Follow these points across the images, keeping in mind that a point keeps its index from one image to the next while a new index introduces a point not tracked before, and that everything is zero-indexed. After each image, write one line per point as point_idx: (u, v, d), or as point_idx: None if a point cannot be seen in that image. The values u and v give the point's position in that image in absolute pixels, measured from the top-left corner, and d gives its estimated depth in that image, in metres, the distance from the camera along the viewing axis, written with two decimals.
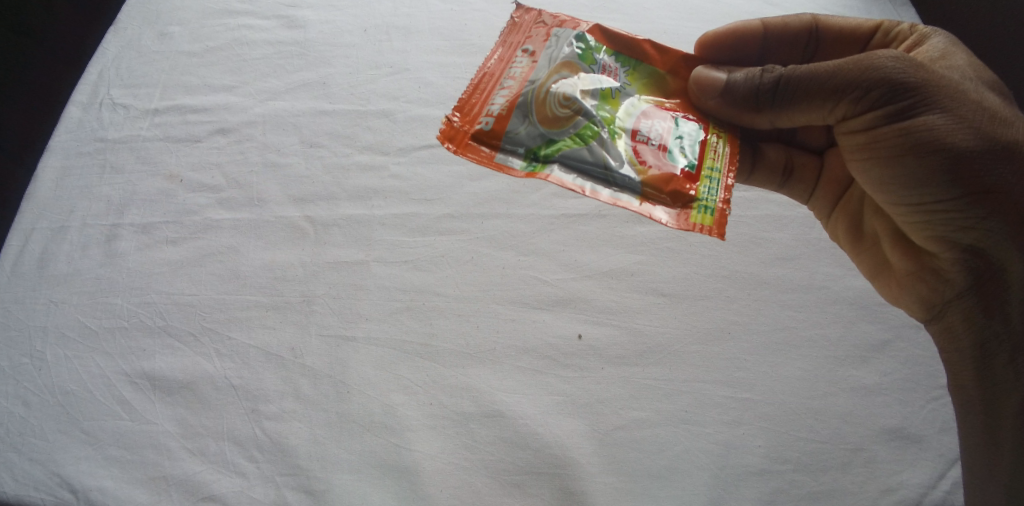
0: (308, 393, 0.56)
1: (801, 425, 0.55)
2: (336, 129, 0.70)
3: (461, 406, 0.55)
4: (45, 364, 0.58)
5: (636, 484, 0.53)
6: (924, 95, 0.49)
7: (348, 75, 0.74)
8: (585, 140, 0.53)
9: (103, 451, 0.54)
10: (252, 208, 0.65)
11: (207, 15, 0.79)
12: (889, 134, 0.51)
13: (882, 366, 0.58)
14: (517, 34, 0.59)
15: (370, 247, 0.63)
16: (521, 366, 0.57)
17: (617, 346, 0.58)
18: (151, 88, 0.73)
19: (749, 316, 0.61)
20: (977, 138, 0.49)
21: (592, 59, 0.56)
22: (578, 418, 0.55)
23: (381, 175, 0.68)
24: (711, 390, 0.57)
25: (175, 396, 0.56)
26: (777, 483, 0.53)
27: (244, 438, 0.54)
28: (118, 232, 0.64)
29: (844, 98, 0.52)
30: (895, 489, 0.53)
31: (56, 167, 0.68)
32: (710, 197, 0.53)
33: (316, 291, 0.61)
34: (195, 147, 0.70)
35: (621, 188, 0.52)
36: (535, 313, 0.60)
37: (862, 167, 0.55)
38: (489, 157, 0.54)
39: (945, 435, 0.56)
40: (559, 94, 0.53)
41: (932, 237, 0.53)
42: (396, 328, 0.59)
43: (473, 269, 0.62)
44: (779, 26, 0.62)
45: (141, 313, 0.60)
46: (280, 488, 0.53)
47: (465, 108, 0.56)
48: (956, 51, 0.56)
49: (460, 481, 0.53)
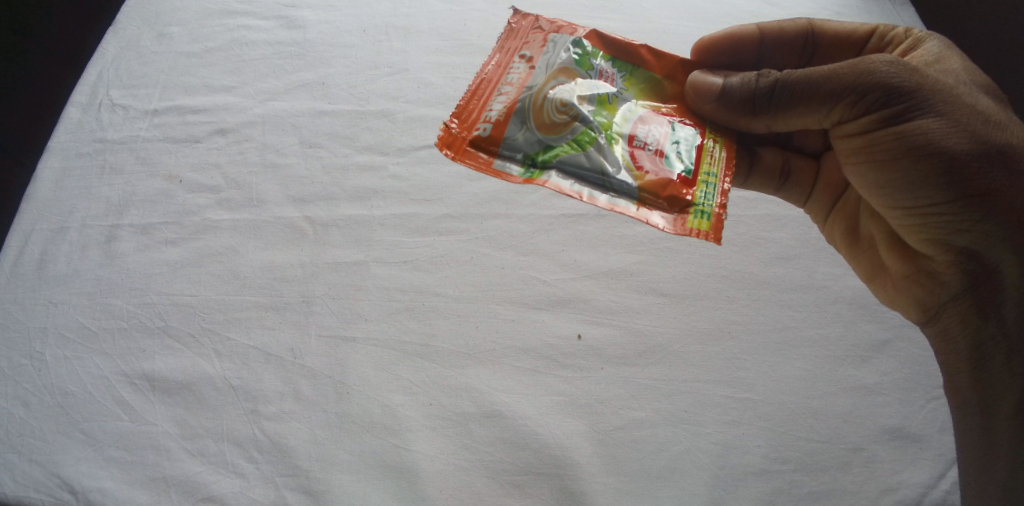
0: (307, 394, 0.56)
1: (800, 425, 0.55)
2: (336, 130, 0.70)
3: (461, 407, 0.55)
4: (45, 365, 0.58)
5: (636, 484, 0.53)
6: (918, 99, 0.49)
7: (348, 75, 0.74)
8: (582, 146, 0.53)
9: (103, 452, 0.54)
10: (252, 209, 0.65)
11: (207, 15, 0.79)
12: (884, 137, 0.51)
13: (882, 366, 0.58)
14: (515, 40, 0.59)
15: (370, 247, 0.63)
16: (521, 366, 0.57)
17: (617, 346, 0.58)
18: (151, 88, 0.73)
19: (749, 316, 0.60)
20: (972, 141, 0.48)
21: (589, 65, 0.56)
22: (578, 418, 0.55)
23: (381, 175, 0.68)
24: (711, 390, 0.57)
25: (175, 397, 0.56)
26: (777, 483, 0.53)
27: (244, 439, 0.54)
28: (118, 232, 0.64)
29: (840, 102, 0.51)
30: (895, 489, 0.53)
31: (56, 168, 0.68)
32: (707, 202, 0.53)
33: (315, 292, 0.61)
34: (195, 148, 0.70)
35: (619, 193, 0.52)
36: (535, 313, 0.60)
37: (857, 171, 0.55)
38: (487, 162, 0.53)
39: (946, 434, 0.55)
40: (556, 100, 0.53)
41: (928, 240, 0.53)
42: (396, 328, 0.59)
43: (473, 269, 0.62)
44: (776, 30, 0.62)
45: (141, 314, 0.60)
46: (280, 488, 0.53)
47: (464, 114, 0.56)
48: (951, 55, 0.57)
49: (460, 481, 0.53)
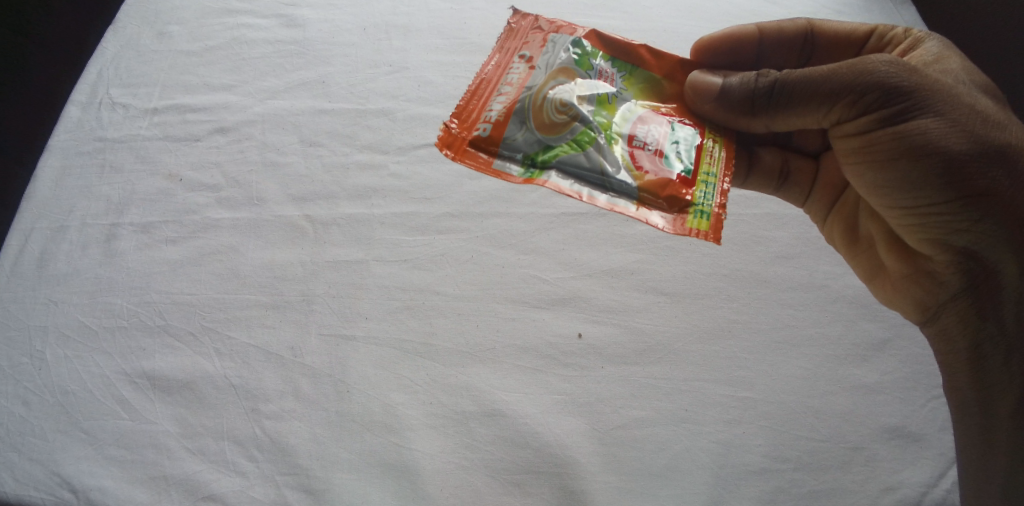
0: (307, 393, 0.56)
1: (801, 425, 0.55)
2: (336, 128, 0.70)
3: (461, 406, 0.55)
4: (45, 364, 0.58)
5: (636, 483, 0.53)
6: (918, 99, 0.49)
7: (348, 74, 0.74)
8: (582, 145, 0.53)
9: (103, 451, 0.54)
10: (252, 208, 0.65)
11: (206, 14, 0.79)
12: (883, 137, 0.51)
13: (882, 365, 0.58)
14: (514, 40, 0.58)
15: (370, 247, 0.63)
16: (521, 366, 0.57)
17: (617, 345, 0.58)
18: (151, 87, 0.73)
19: (750, 315, 0.61)
20: (971, 141, 0.48)
21: (588, 65, 0.56)
22: (579, 417, 0.55)
23: (381, 174, 0.68)
24: (711, 389, 0.57)
25: (175, 396, 0.56)
26: (777, 483, 0.53)
27: (245, 438, 0.54)
28: (117, 231, 0.64)
29: (839, 102, 0.51)
30: (895, 488, 0.53)
31: (55, 167, 0.68)
32: (706, 202, 0.53)
33: (315, 291, 0.61)
34: (195, 147, 0.69)
35: (619, 193, 0.52)
36: (535, 313, 0.60)
37: (857, 171, 0.55)
38: (487, 163, 0.53)
39: (946, 433, 0.56)
40: (556, 100, 0.53)
41: (926, 240, 0.53)
42: (396, 327, 0.59)
43: (473, 268, 0.62)
44: (775, 30, 0.62)
45: (141, 313, 0.60)
46: (280, 488, 0.53)
47: (463, 114, 0.55)
48: (950, 55, 0.57)
49: (460, 480, 0.53)
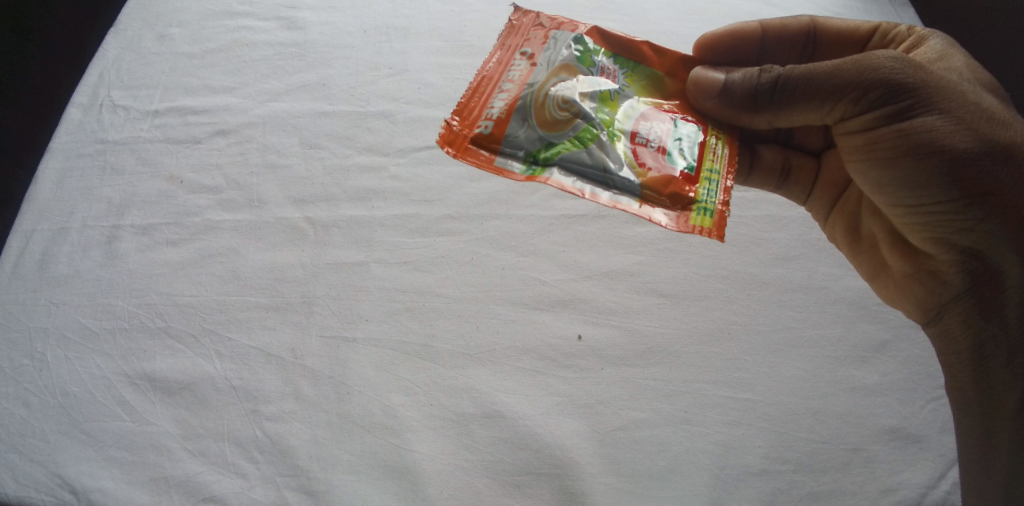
0: (308, 393, 0.56)
1: (801, 426, 0.56)
2: (336, 130, 0.71)
3: (461, 407, 0.55)
4: (45, 365, 0.58)
5: (636, 484, 0.53)
6: (923, 96, 0.49)
7: (348, 76, 0.74)
8: (584, 143, 0.53)
9: (104, 452, 0.54)
10: (252, 210, 0.65)
11: (207, 16, 0.79)
12: (887, 135, 0.51)
13: (882, 366, 0.58)
14: (515, 37, 0.59)
15: (370, 248, 0.63)
16: (521, 367, 0.57)
17: (617, 347, 0.58)
18: (151, 89, 0.73)
19: (750, 317, 0.61)
20: (976, 139, 0.48)
21: (591, 62, 0.56)
22: (579, 419, 0.55)
23: (381, 176, 0.68)
24: (711, 390, 0.57)
25: (175, 397, 0.56)
26: (777, 484, 0.53)
27: (245, 439, 0.54)
28: (118, 233, 0.64)
29: (843, 99, 0.51)
30: (895, 489, 0.53)
31: (56, 169, 0.68)
32: (710, 199, 0.53)
33: (316, 292, 0.61)
34: (195, 149, 0.70)
35: (621, 191, 0.52)
36: (535, 314, 0.60)
37: (860, 169, 0.55)
38: (489, 161, 0.53)
39: (946, 435, 0.56)
40: (558, 97, 0.53)
41: (929, 238, 0.54)
42: (396, 328, 0.59)
43: (473, 269, 0.62)
44: (778, 27, 0.62)
45: (141, 315, 0.60)
46: (280, 489, 0.53)
47: (465, 112, 0.56)
48: (954, 53, 0.57)
49: (460, 482, 0.53)
